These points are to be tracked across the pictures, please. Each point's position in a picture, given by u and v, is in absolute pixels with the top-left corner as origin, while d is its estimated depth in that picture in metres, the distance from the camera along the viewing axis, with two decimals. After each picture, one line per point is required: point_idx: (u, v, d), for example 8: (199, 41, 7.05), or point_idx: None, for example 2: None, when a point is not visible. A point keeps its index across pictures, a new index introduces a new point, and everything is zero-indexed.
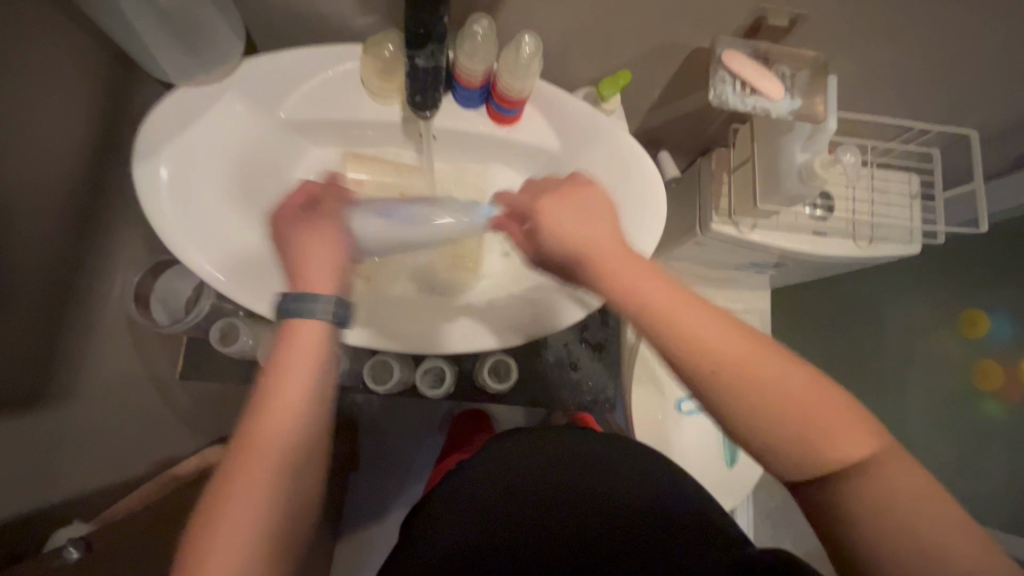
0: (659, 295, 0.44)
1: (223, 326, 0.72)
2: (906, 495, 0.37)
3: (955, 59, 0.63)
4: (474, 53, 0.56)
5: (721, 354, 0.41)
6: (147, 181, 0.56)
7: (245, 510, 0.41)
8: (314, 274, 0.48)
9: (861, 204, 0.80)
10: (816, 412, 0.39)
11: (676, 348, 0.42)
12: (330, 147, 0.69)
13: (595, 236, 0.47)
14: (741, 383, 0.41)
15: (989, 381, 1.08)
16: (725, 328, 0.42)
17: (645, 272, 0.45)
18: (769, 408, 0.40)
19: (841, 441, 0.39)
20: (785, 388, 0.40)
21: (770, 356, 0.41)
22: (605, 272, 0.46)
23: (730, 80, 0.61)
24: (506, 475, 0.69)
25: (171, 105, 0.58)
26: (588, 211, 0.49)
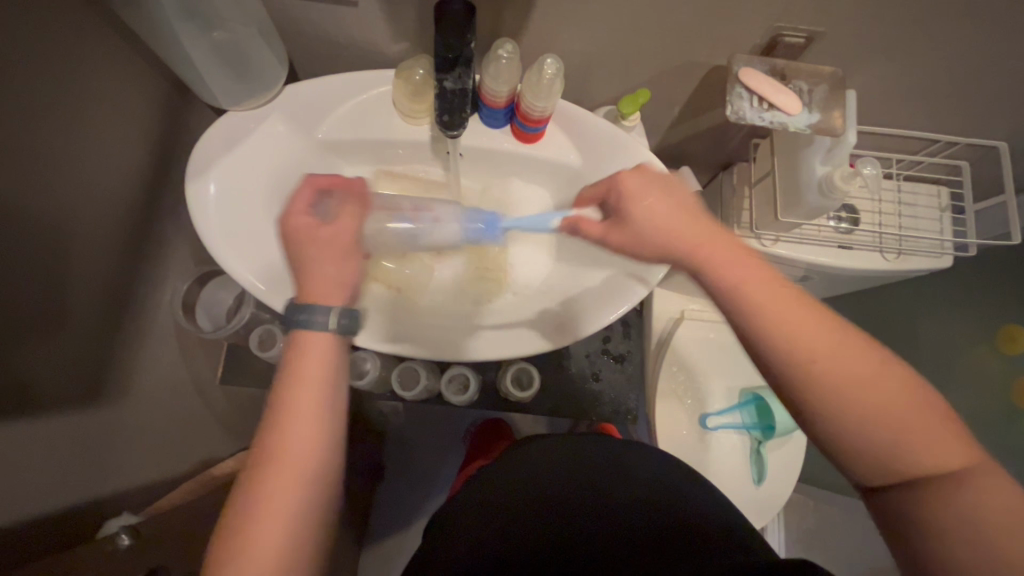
0: (747, 278, 0.46)
1: (262, 333, 0.79)
2: (998, 511, 0.38)
3: (977, 72, 0.63)
4: (498, 75, 0.59)
5: (806, 338, 0.43)
6: (197, 196, 0.61)
7: (280, 508, 0.43)
8: (324, 288, 0.50)
9: (888, 216, 0.81)
10: (915, 416, 0.41)
11: (768, 341, 0.44)
12: (364, 165, 0.72)
13: (676, 218, 0.50)
14: (838, 381, 0.42)
15: None
16: (828, 327, 0.44)
17: (735, 253, 0.48)
18: (858, 406, 0.42)
19: (929, 448, 0.40)
20: (865, 385, 0.42)
21: (874, 358, 0.43)
22: (692, 249, 0.49)
23: (747, 95, 0.62)
24: (556, 480, 0.71)
25: (220, 128, 0.63)
26: (673, 198, 0.51)
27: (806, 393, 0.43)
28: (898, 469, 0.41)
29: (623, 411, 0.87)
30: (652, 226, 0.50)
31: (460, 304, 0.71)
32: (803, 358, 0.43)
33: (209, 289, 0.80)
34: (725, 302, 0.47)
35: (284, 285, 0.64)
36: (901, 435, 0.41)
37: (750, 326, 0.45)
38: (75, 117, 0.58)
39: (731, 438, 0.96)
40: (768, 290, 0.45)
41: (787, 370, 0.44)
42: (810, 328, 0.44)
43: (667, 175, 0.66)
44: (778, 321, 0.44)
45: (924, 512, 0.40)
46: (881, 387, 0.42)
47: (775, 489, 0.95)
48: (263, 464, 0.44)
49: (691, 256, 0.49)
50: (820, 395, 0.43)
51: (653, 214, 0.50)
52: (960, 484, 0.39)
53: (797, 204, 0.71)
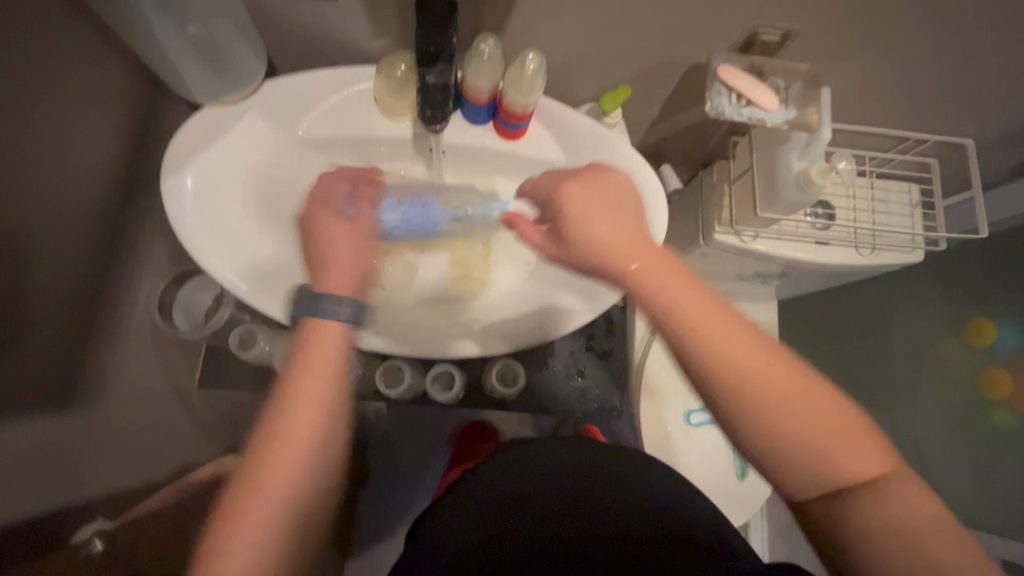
0: (690, 298, 0.47)
1: (242, 333, 0.78)
2: (915, 516, 0.41)
3: (945, 70, 0.65)
4: (479, 70, 0.59)
5: (738, 353, 0.45)
6: (173, 192, 0.60)
7: (285, 475, 0.48)
8: (335, 274, 0.56)
9: (862, 213, 0.83)
10: (842, 429, 0.43)
11: (699, 360, 0.45)
12: (346, 163, 0.72)
13: (627, 235, 0.50)
14: (773, 398, 0.44)
15: (998, 390, 1.02)
16: (740, 345, 0.45)
17: (671, 270, 0.48)
18: (779, 421, 0.43)
19: (849, 458, 0.42)
20: (772, 394, 0.44)
21: (794, 370, 0.45)
22: (634, 269, 0.48)
23: (726, 92, 0.63)
24: (542, 478, 0.71)
25: (197, 123, 0.62)
26: (606, 204, 0.51)
27: (729, 408, 0.45)
28: (813, 481, 0.43)
29: (608, 408, 0.87)
30: (598, 238, 0.50)
31: (444, 302, 0.71)
32: (734, 375, 0.44)
33: (187, 289, 0.78)
34: (665, 324, 0.47)
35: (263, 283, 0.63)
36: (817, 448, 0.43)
37: (682, 338, 0.46)
38: (48, 111, 0.56)
39: (713, 434, 0.97)
40: (699, 311, 0.46)
41: (725, 392, 0.45)
42: (727, 348, 0.45)
43: (650, 171, 0.66)
44: (705, 344, 0.45)
45: (849, 520, 0.42)
46: (788, 395, 0.44)
47: (757, 484, 0.97)
48: (271, 433, 0.49)
49: (635, 275, 0.48)
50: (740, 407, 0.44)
51: (596, 226, 0.50)
52: (885, 493, 0.42)
53: (776, 199, 0.72)
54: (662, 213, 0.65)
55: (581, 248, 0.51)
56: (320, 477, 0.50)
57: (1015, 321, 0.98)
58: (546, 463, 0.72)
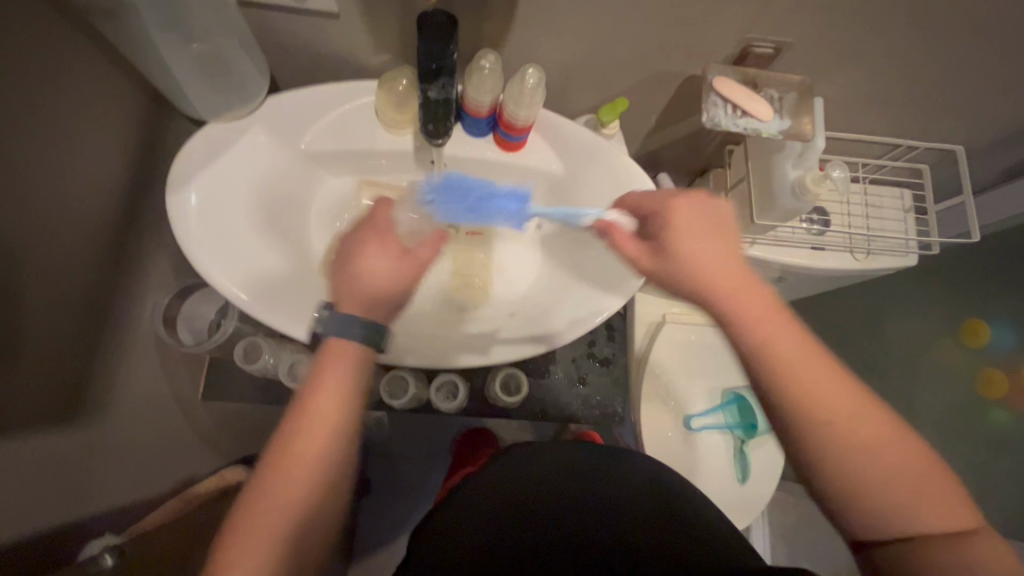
0: (778, 330, 0.48)
1: (246, 345, 0.79)
2: (994, 571, 0.40)
3: (933, 79, 0.67)
4: (481, 85, 0.61)
5: (819, 386, 0.47)
6: (178, 207, 0.61)
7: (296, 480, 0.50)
8: (376, 276, 0.57)
9: (856, 218, 0.84)
10: (923, 479, 0.44)
11: (781, 384, 0.47)
12: (346, 174, 0.73)
13: (723, 263, 0.51)
14: (853, 433, 0.45)
15: (994, 389, 1.06)
16: (835, 377, 0.47)
17: (767, 304, 0.50)
18: (856, 453, 0.45)
19: (930, 508, 0.43)
20: (862, 429, 0.45)
21: (888, 419, 0.46)
22: (713, 294, 0.50)
23: (721, 104, 0.65)
24: (562, 481, 0.71)
25: (199, 139, 0.63)
26: (709, 232, 0.53)
27: (812, 433, 0.46)
28: (887, 519, 0.44)
29: (610, 415, 0.88)
30: (691, 263, 0.51)
31: (448, 312, 0.71)
32: (821, 405, 0.46)
33: (191, 303, 0.80)
34: (744, 347, 0.49)
35: (267, 295, 0.63)
36: (890, 484, 0.44)
37: (764, 361, 0.48)
38: (55, 129, 0.57)
39: (713, 438, 0.98)
40: (788, 338, 0.48)
41: (799, 415, 0.47)
42: (824, 380, 0.47)
43: (648, 180, 0.67)
44: (787, 368, 0.47)
45: (923, 565, 0.42)
46: (876, 433, 0.45)
47: (758, 488, 0.98)
48: (288, 438, 0.51)
49: (718, 299, 0.50)
50: (821, 435, 0.46)
51: (696, 253, 0.52)
52: (964, 545, 0.42)
53: (772, 206, 0.74)
54: None
55: (674, 273, 0.52)
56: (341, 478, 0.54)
57: (1006, 320, 1.04)
58: (548, 467, 0.72)
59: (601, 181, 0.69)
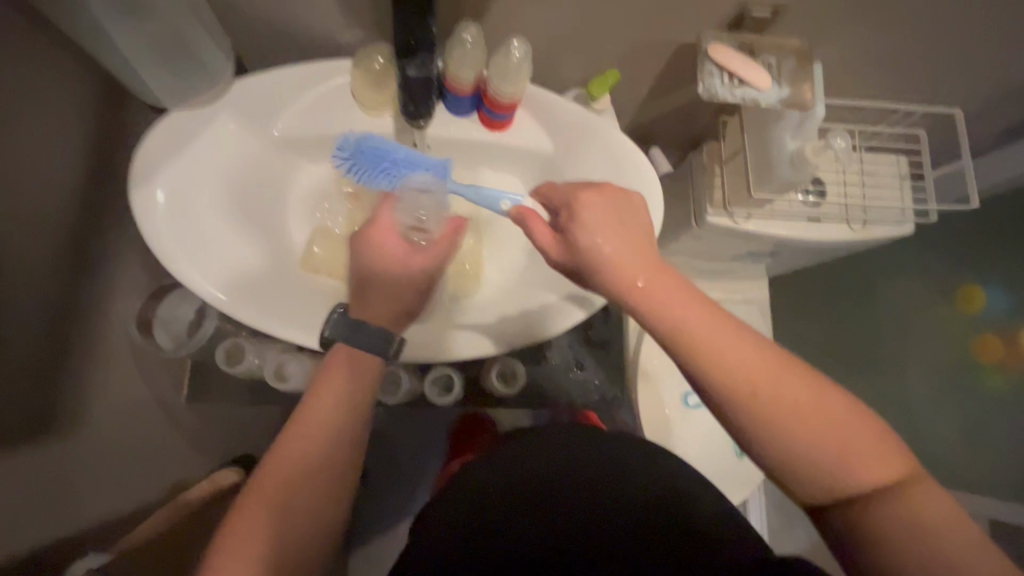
0: (693, 315, 0.47)
1: (229, 347, 0.77)
2: (935, 517, 0.41)
3: (936, 38, 0.64)
4: (463, 61, 0.57)
5: (739, 366, 0.45)
6: (144, 206, 0.57)
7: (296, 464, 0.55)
8: (377, 304, 0.59)
9: (852, 187, 0.82)
10: (849, 437, 0.43)
11: (701, 368, 0.46)
12: (325, 161, 0.70)
13: (628, 251, 0.50)
14: (777, 407, 0.44)
15: (990, 353, 1.10)
16: (757, 354, 0.46)
17: (674, 289, 0.49)
18: (783, 427, 0.44)
19: (862, 462, 0.43)
20: (786, 406, 0.44)
21: (800, 377, 0.45)
22: (629, 285, 0.49)
23: (717, 73, 0.61)
24: (535, 463, 0.70)
25: (161, 129, 0.58)
26: (613, 211, 0.51)
27: (742, 416, 0.45)
28: (831, 487, 0.43)
29: (610, 399, 0.88)
30: (601, 250, 0.50)
31: (438, 301, 0.68)
32: (743, 387, 0.45)
33: (167, 303, 0.77)
34: (665, 335, 0.48)
35: (247, 294, 0.60)
36: (822, 457, 0.43)
37: (680, 351, 0.47)
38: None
39: (711, 415, 0.97)
40: (703, 326, 0.47)
41: (722, 402, 0.46)
42: (745, 362, 0.45)
43: (642, 157, 0.64)
44: (704, 356, 0.46)
45: (869, 525, 0.42)
46: (801, 404, 0.44)
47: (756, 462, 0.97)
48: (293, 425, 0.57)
49: (631, 287, 0.49)
50: (751, 417, 0.45)
51: (603, 242, 0.50)
52: (900, 496, 0.42)
53: (770, 178, 0.71)
54: (656, 201, 0.63)
55: (584, 257, 0.51)
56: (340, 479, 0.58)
57: (1000, 285, 1.10)
58: (520, 464, 0.70)
59: (594, 158, 0.65)
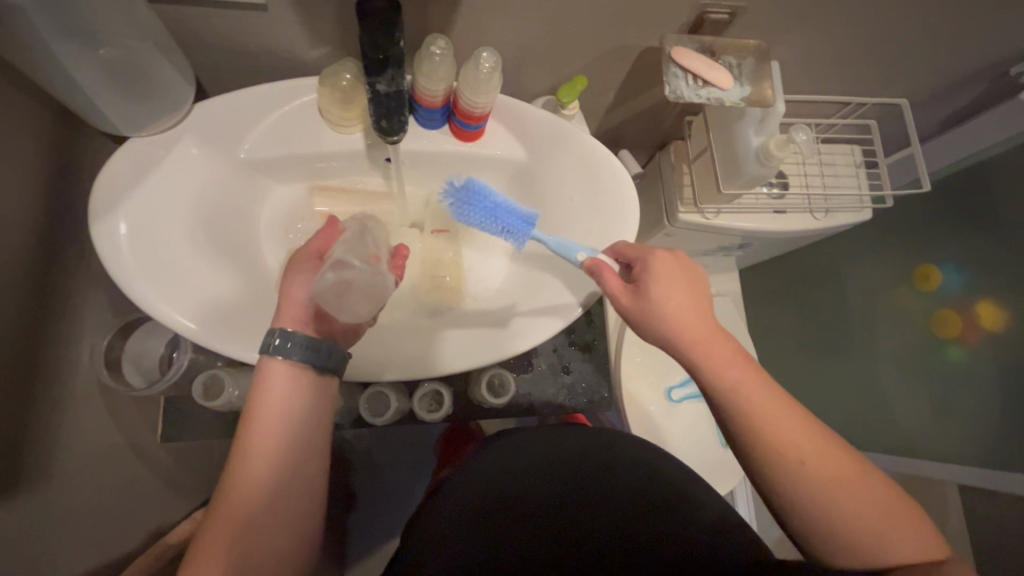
0: (750, 384, 0.53)
1: (205, 380, 0.72)
2: None
3: (881, 34, 0.68)
4: (433, 74, 0.57)
5: (791, 434, 0.51)
6: (106, 239, 0.54)
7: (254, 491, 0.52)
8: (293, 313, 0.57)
9: (813, 178, 0.85)
10: (888, 518, 0.49)
11: (757, 428, 0.52)
12: (295, 182, 0.68)
13: (692, 317, 0.55)
14: (821, 476, 0.50)
15: (949, 329, 1.08)
16: (803, 425, 0.52)
17: (733, 358, 0.54)
18: (828, 492, 0.49)
19: (901, 540, 0.48)
20: (831, 477, 0.50)
21: (846, 460, 0.51)
22: (691, 343, 0.54)
23: (682, 75, 0.63)
24: (523, 474, 0.69)
25: (123, 159, 0.56)
26: (685, 285, 0.56)
27: (781, 473, 0.51)
28: (847, 554, 0.49)
29: (598, 401, 0.87)
30: (665, 310, 0.54)
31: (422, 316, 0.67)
32: (788, 452, 0.51)
33: (135, 340, 0.73)
34: (720, 396, 0.54)
35: (222, 323, 0.58)
36: (846, 524, 0.49)
37: (735, 413, 0.53)
38: None
39: (696, 408, 0.99)
40: (760, 396, 0.53)
41: (763, 460, 0.52)
42: (787, 426, 0.52)
43: (614, 158, 0.65)
44: (759, 419, 0.52)
45: None
46: (836, 473, 0.50)
47: None
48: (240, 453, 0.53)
49: (692, 347, 0.54)
50: (785, 476, 0.51)
51: (669, 303, 0.55)
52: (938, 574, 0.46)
53: (738, 175, 0.73)
54: (635, 202, 0.63)
55: (649, 313, 0.55)
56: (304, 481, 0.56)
57: (955, 263, 1.07)
58: (500, 472, 0.68)
59: (567, 163, 0.66)
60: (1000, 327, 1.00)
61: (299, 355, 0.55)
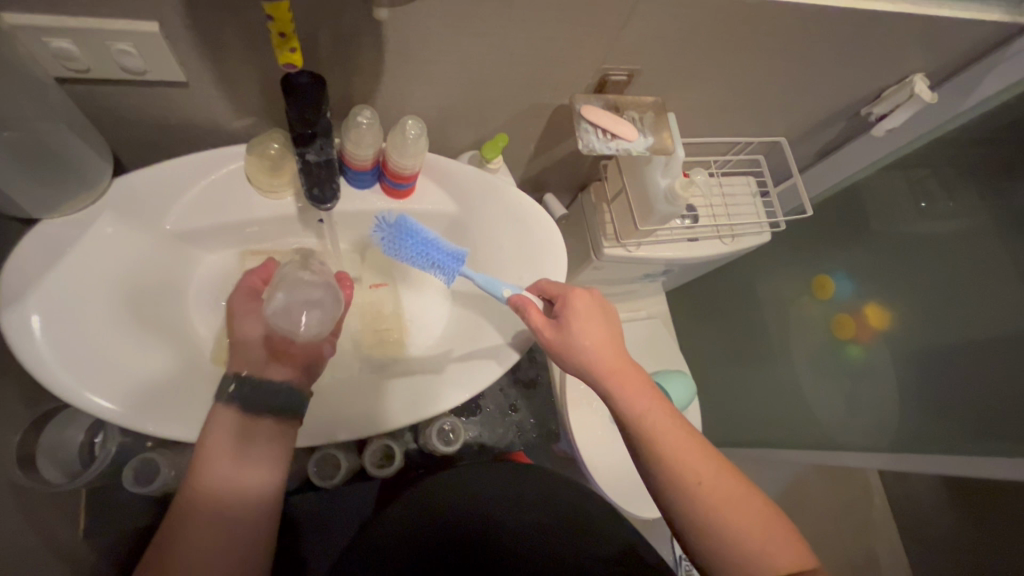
0: (651, 409, 0.58)
1: (139, 464, 0.70)
2: None
3: (755, 87, 0.79)
4: (361, 140, 0.59)
5: (687, 455, 0.56)
6: (17, 330, 0.51)
7: (195, 537, 0.52)
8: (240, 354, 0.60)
9: (717, 209, 0.95)
10: (769, 532, 0.53)
11: (659, 451, 0.56)
12: (224, 249, 0.68)
13: (607, 347, 0.60)
14: (712, 494, 0.54)
15: (846, 330, 1.23)
16: (706, 457, 0.56)
17: (641, 386, 0.59)
18: (716, 508, 0.54)
19: (779, 553, 0.52)
20: (721, 495, 0.54)
21: (737, 483, 0.56)
22: (606, 372, 0.59)
23: (591, 129, 0.70)
24: (479, 492, 0.74)
25: (33, 243, 0.54)
26: (600, 321, 0.61)
27: (674, 492, 0.55)
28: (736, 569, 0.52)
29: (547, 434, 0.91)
30: (580, 341, 0.59)
31: (368, 372, 0.67)
32: (688, 475, 0.55)
33: (51, 431, 0.69)
34: (626, 421, 0.58)
35: (156, 402, 0.56)
36: (737, 542, 0.53)
37: (639, 434, 0.57)
38: None
39: None
40: (663, 422, 0.58)
41: (666, 479, 0.56)
42: (689, 454, 0.56)
43: (538, 206, 0.70)
44: (662, 443, 0.56)
45: None
46: (729, 494, 0.55)
47: None
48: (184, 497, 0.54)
49: (607, 376, 0.59)
50: (684, 498, 0.55)
51: (585, 336, 0.59)
52: None
53: (651, 212, 0.80)
54: (559, 243, 0.68)
55: (568, 343, 0.59)
56: (249, 561, 0.54)
57: (844, 272, 1.22)
58: (456, 491, 0.73)
59: (498, 213, 0.70)
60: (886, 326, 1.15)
61: (252, 396, 0.57)
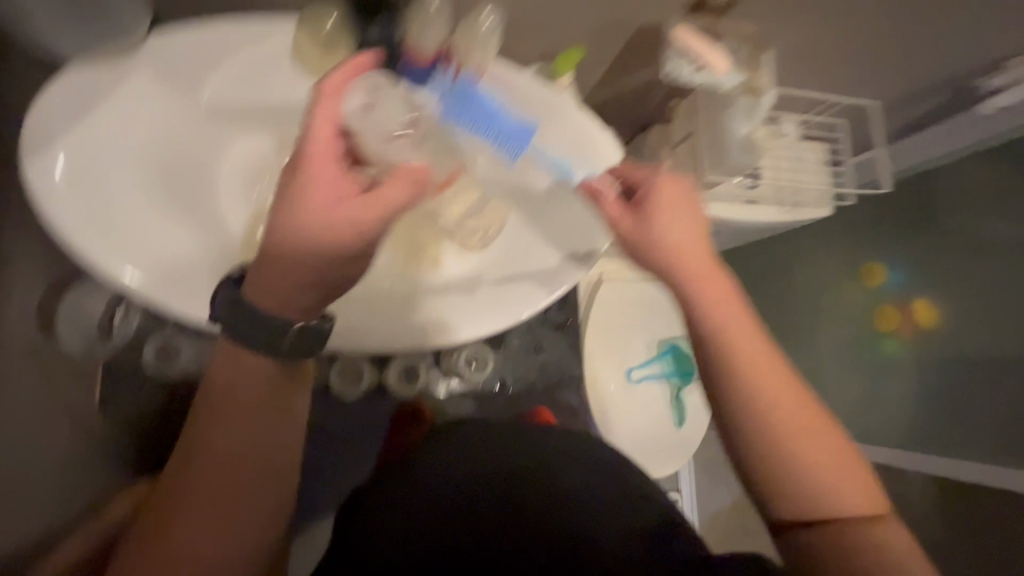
0: (734, 319, 0.54)
1: (159, 346, 0.71)
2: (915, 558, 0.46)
3: (865, 33, 0.69)
4: (428, 24, 0.52)
5: (770, 371, 0.52)
6: (44, 181, 0.48)
7: (196, 484, 0.46)
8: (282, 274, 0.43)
9: (783, 173, 0.87)
10: (846, 471, 0.50)
11: (739, 366, 0.52)
12: (262, 136, 0.62)
13: (690, 244, 0.56)
14: (790, 421, 0.51)
15: (887, 322, 1.19)
16: (788, 385, 0.52)
17: (727, 292, 0.55)
18: (791, 440, 0.50)
19: (853, 496, 0.49)
20: (800, 427, 0.51)
21: (818, 415, 0.52)
22: (689, 271, 0.55)
23: (680, 56, 0.64)
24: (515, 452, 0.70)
25: (62, 89, 0.49)
26: (686, 218, 0.57)
27: (744, 416, 0.52)
28: (801, 499, 0.50)
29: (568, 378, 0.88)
30: (660, 233, 0.56)
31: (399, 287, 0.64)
32: (766, 396, 0.51)
33: (73, 298, 0.67)
34: (701, 326, 0.54)
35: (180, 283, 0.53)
36: (807, 476, 0.49)
37: (718, 344, 0.53)
38: None
39: (654, 388, 1.03)
40: (746, 331, 0.54)
41: (737, 394, 0.52)
42: (770, 374, 0.52)
43: (606, 137, 0.63)
44: (744, 359, 0.52)
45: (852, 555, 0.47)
46: (808, 427, 0.51)
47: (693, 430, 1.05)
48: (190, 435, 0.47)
49: (689, 278, 0.55)
50: (756, 421, 0.51)
51: (668, 229, 0.56)
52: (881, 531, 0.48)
53: (720, 161, 0.74)
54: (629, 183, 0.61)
55: (645, 233, 0.57)
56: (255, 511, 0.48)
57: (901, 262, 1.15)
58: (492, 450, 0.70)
59: (558, 137, 0.62)
60: (931, 324, 1.12)
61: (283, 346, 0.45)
